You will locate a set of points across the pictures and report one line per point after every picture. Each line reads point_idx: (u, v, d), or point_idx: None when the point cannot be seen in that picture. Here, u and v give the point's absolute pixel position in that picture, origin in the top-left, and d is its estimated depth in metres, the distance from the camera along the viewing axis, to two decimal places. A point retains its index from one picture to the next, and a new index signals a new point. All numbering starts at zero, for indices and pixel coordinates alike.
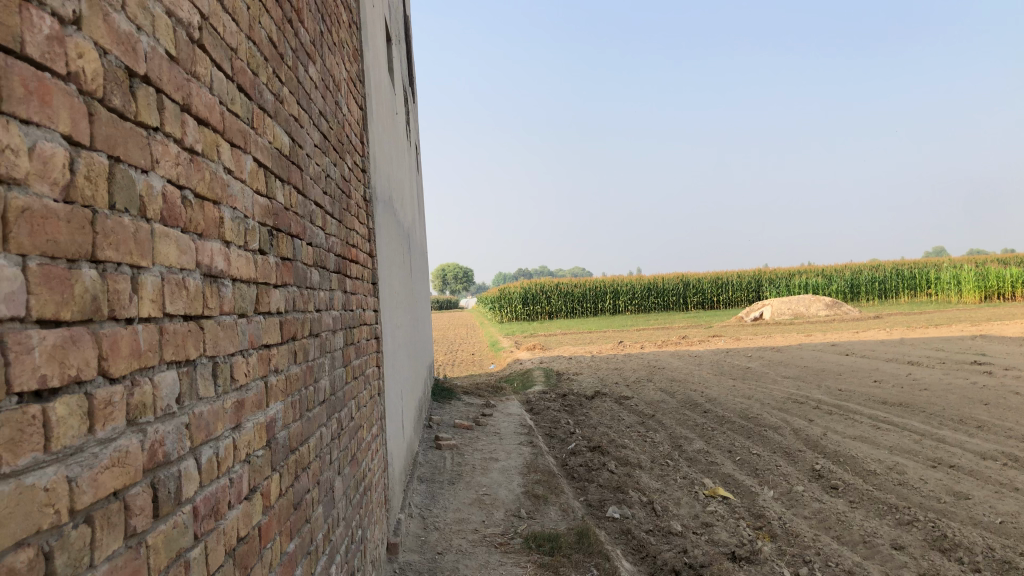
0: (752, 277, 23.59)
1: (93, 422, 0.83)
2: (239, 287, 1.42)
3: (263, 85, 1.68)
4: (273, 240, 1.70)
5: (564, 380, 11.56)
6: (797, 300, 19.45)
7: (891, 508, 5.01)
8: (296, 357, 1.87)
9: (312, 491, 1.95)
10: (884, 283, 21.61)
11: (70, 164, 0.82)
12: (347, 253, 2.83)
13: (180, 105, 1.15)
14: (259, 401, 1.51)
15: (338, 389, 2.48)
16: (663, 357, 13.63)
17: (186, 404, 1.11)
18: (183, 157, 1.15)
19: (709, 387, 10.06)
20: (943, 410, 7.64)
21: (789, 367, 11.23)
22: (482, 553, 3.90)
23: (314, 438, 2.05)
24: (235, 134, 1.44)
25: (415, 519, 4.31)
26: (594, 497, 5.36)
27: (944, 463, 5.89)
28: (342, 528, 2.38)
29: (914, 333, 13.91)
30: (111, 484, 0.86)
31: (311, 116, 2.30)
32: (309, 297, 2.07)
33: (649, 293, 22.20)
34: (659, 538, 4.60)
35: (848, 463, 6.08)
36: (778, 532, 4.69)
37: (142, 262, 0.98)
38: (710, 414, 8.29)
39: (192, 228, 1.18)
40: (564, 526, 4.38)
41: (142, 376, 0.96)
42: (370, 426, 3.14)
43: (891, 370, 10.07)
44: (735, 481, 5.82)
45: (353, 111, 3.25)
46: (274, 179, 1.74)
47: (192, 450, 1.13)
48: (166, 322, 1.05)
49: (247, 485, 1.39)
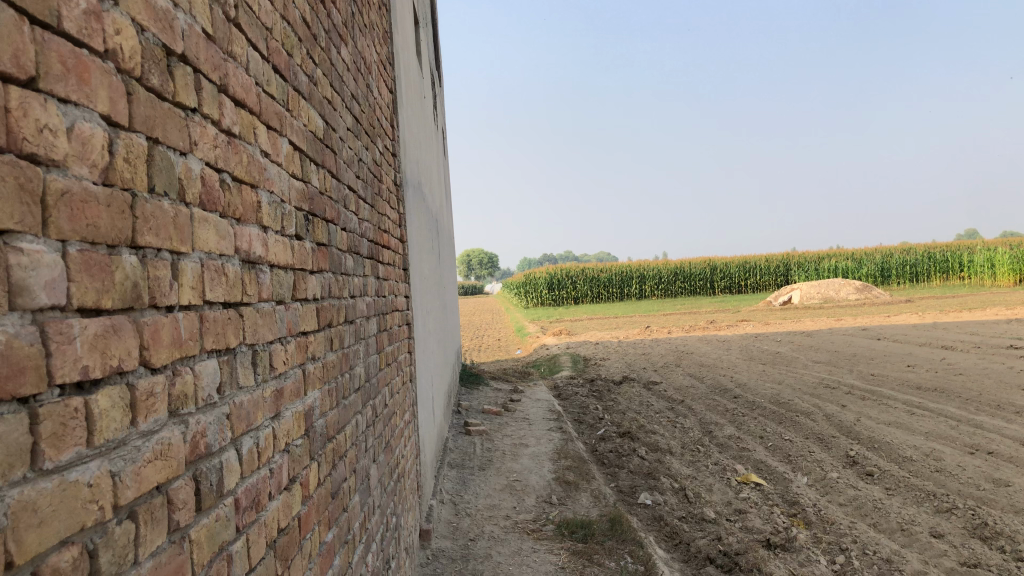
0: (780, 261, 23.33)
1: (135, 413, 0.80)
2: (277, 273, 1.39)
3: (297, 67, 1.65)
4: (309, 225, 1.67)
5: (592, 365, 11.51)
6: (827, 284, 19.21)
7: (929, 496, 4.92)
8: (332, 344, 1.84)
9: (349, 479, 1.93)
10: (915, 266, 21.27)
11: (110, 146, 0.78)
12: (380, 238, 2.79)
13: (217, 86, 1.12)
14: (298, 389, 1.48)
15: (372, 376, 2.46)
16: (690, 341, 13.52)
17: (227, 394, 1.08)
18: (221, 140, 1.12)
19: (738, 372, 9.96)
20: (979, 395, 7.50)
21: (819, 352, 11.09)
22: (515, 539, 3.88)
23: (351, 426, 2.02)
24: (271, 116, 1.41)
25: (447, 505, 4.30)
26: (625, 483, 5.32)
27: (982, 450, 5.77)
28: (377, 516, 2.35)
29: (947, 317, 13.67)
30: (155, 478, 0.83)
31: (343, 99, 2.26)
32: (343, 283, 2.04)
33: (675, 278, 22.04)
34: (692, 524, 4.55)
35: (883, 449, 5.98)
36: (813, 519, 4.62)
37: (182, 248, 0.95)
38: (741, 400, 8.20)
39: (231, 213, 1.15)
40: (596, 512, 4.34)
41: (184, 366, 0.93)
42: (403, 413, 3.12)
43: (925, 355, 9.90)
44: (767, 467, 5.75)
45: (384, 94, 3.21)
46: (309, 163, 1.71)
47: (233, 441, 1.10)
48: (206, 310, 1.02)
49: (287, 475, 1.37)
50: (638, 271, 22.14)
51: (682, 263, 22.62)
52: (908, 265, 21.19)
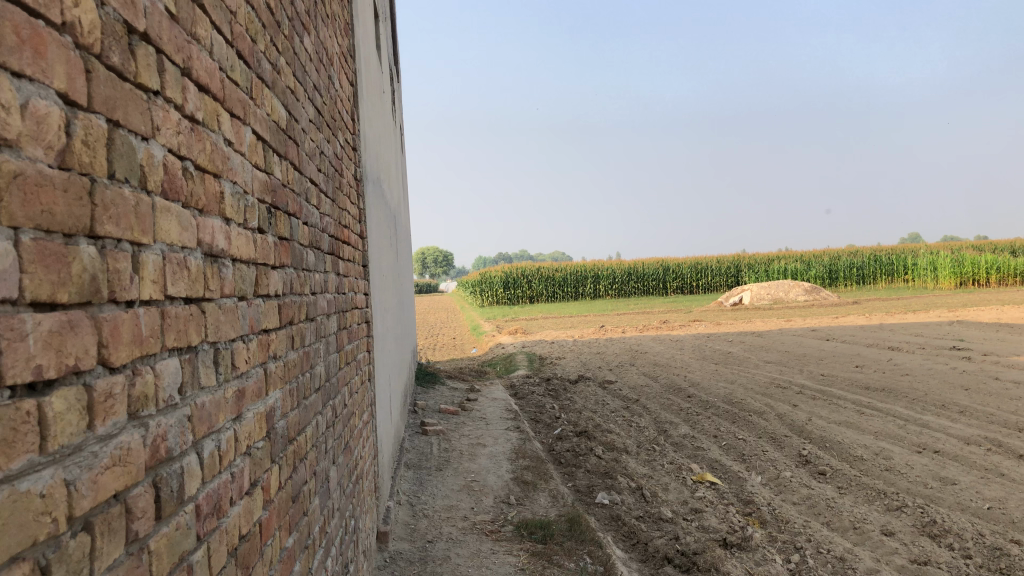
0: (732, 262, 23.64)
1: (92, 417, 0.74)
2: (239, 268, 1.33)
3: (260, 54, 1.58)
4: (272, 218, 1.60)
5: (547, 365, 11.51)
6: (777, 285, 19.52)
7: (880, 494, 4.99)
8: (294, 342, 1.78)
9: (309, 482, 1.87)
10: (862, 269, 21.71)
11: (67, 127, 0.72)
12: (340, 234, 2.72)
13: (180, 69, 1.06)
14: (259, 389, 1.42)
15: (332, 376, 2.39)
16: (644, 341, 13.61)
17: (188, 395, 1.02)
18: (184, 125, 1.06)
19: (691, 371, 10.05)
20: (925, 395, 7.66)
21: (770, 352, 11.24)
22: (473, 541, 3.84)
23: (311, 427, 1.96)
24: (235, 104, 1.35)
25: (404, 507, 4.24)
26: (582, 482, 5.31)
27: (929, 449, 5.89)
28: (337, 519, 2.29)
29: (893, 319, 13.96)
30: (113, 486, 0.77)
31: (306, 90, 2.20)
32: (305, 279, 1.98)
33: (629, 278, 22.20)
34: (649, 524, 4.55)
35: (834, 448, 6.07)
36: (768, 518, 4.67)
37: (143, 240, 0.89)
38: (694, 399, 8.27)
39: (194, 203, 1.09)
40: (554, 513, 4.32)
41: (144, 365, 0.87)
42: (361, 413, 3.05)
43: (872, 355, 10.10)
44: (722, 466, 5.80)
45: (345, 88, 3.14)
46: (272, 154, 1.64)
47: (194, 444, 1.04)
48: (167, 305, 0.96)
49: (248, 480, 1.30)
50: (593, 271, 22.24)
51: (636, 263, 22.79)
52: (855, 267, 21.62)
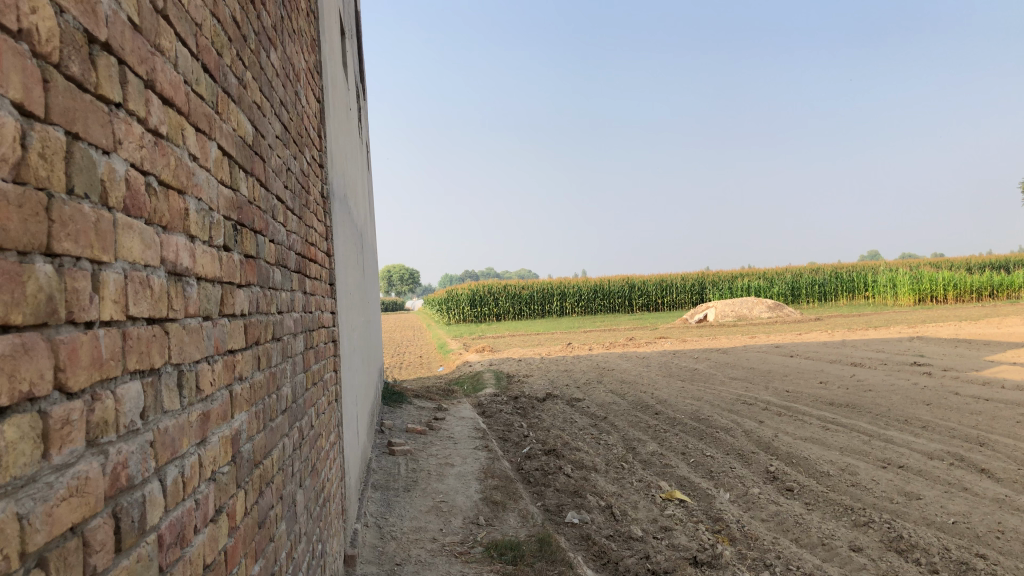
0: (696, 279, 23.86)
1: (48, 445, 0.70)
2: (204, 287, 1.28)
3: (226, 68, 1.54)
4: (237, 235, 1.56)
5: (515, 382, 11.48)
6: (741, 302, 19.72)
7: (847, 510, 5.02)
8: (260, 363, 1.73)
9: (276, 507, 1.82)
10: (823, 286, 22.02)
11: (23, 139, 0.69)
12: (307, 251, 2.68)
13: (144, 81, 1.02)
14: (224, 412, 1.37)
15: (299, 397, 2.34)
16: (611, 358, 13.65)
17: (151, 419, 0.98)
18: (148, 139, 1.02)
19: (659, 388, 10.08)
20: (888, 410, 7.77)
21: (735, 368, 11.32)
22: (443, 563, 3.78)
23: (277, 450, 1.91)
24: (200, 118, 1.31)
25: (371, 529, 4.17)
26: (552, 501, 5.28)
27: (893, 464, 5.96)
28: (304, 543, 2.24)
29: (855, 335, 14.17)
30: (70, 518, 0.73)
31: (272, 105, 2.16)
32: (271, 298, 1.93)
33: (596, 295, 22.28)
34: (620, 543, 4.53)
35: (801, 464, 6.11)
36: (737, 535, 4.67)
37: (104, 258, 0.85)
38: (662, 416, 8.29)
39: (157, 219, 1.05)
40: (525, 533, 4.28)
41: (104, 390, 0.83)
42: (329, 434, 3.00)
43: (836, 371, 10.22)
44: (691, 483, 5.80)
45: (311, 104, 3.10)
46: (238, 170, 1.60)
47: (157, 471, 0.99)
48: (130, 326, 0.92)
49: (212, 506, 1.25)
50: (559, 289, 22.29)
51: (603, 281, 22.89)
52: (816, 284, 21.91)
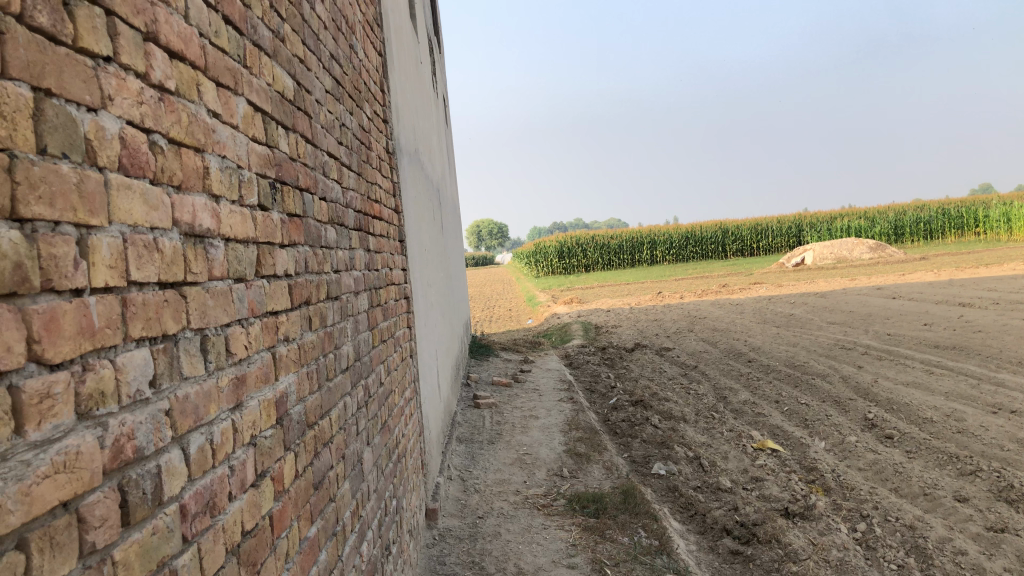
0: (792, 222, 23.03)
1: (21, 421, 0.66)
2: (234, 248, 1.25)
3: (256, 20, 1.49)
4: (276, 193, 1.52)
5: (603, 333, 11.38)
6: (839, 243, 18.93)
7: (951, 458, 4.77)
8: (311, 323, 1.70)
9: (336, 467, 1.80)
10: (929, 223, 20.92)
11: None
12: (370, 209, 2.65)
13: (142, 34, 0.97)
14: (265, 375, 1.34)
15: (364, 355, 2.32)
16: (703, 306, 13.37)
17: (164, 387, 0.94)
18: (149, 95, 0.97)
19: (752, 335, 9.82)
20: (1000, 352, 7.33)
21: (834, 312, 10.90)
22: (525, 516, 3.76)
23: (337, 409, 1.89)
24: (222, 72, 1.26)
25: (455, 482, 4.19)
26: (638, 453, 5.21)
27: (1004, 409, 5.62)
28: (374, 501, 2.23)
29: (964, 274, 13.41)
30: (56, 496, 0.70)
31: (320, 59, 2.11)
32: (324, 256, 1.90)
33: (686, 242, 21.83)
34: (707, 495, 4.42)
35: (902, 411, 5.83)
36: (832, 485, 4.50)
37: (94, 221, 0.81)
38: (755, 364, 8.07)
39: (167, 179, 1.01)
40: (609, 485, 4.22)
41: (100, 359, 0.80)
42: (403, 391, 3.01)
43: (943, 313, 9.70)
44: (784, 432, 5.61)
45: (371, 56, 3.05)
46: (275, 126, 1.56)
47: (177, 439, 0.96)
48: (132, 292, 0.88)
49: (253, 471, 1.23)
50: (648, 237, 21.91)
51: (694, 227, 22.37)
52: (922, 221, 20.82)
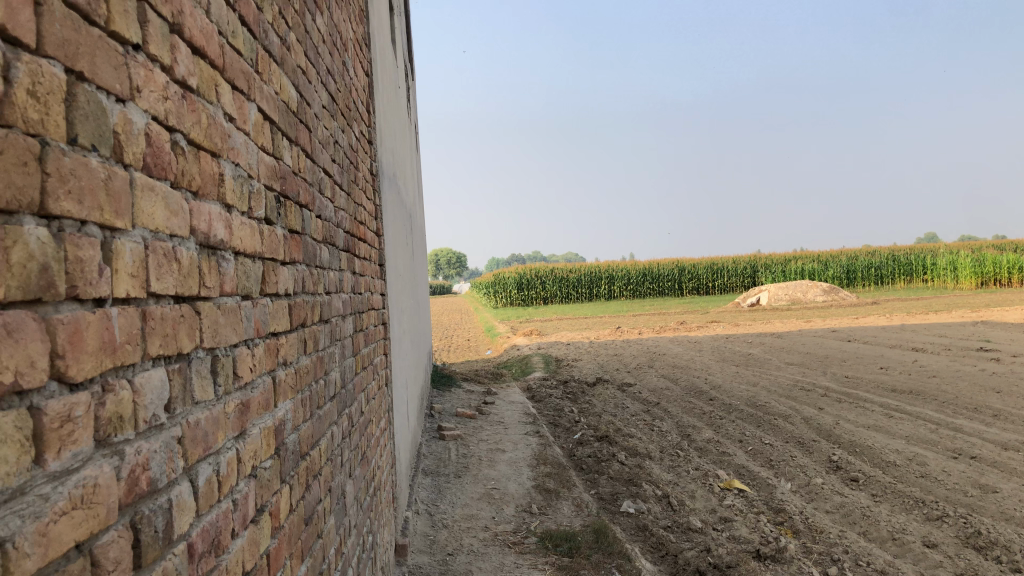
0: (749, 262, 23.34)
1: (41, 448, 0.57)
2: (243, 263, 1.16)
3: (267, 24, 1.42)
4: (281, 207, 1.43)
5: (564, 367, 11.32)
6: (795, 285, 19.21)
7: (918, 503, 4.77)
8: (306, 347, 1.61)
9: (323, 501, 1.70)
10: (880, 269, 21.37)
11: (5, 71, 0.56)
12: (357, 230, 2.57)
13: (169, 25, 0.89)
14: (266, 401, 1.25)
15: (348, 382, 2.22)
16: (662, 342, 13.40)
17: (178, 412, 0.85)
18: (173, 91, 0.89)
19: (712, 373, 9.84)
20: (955, 398, 7.42)
21: (791, 353, 10.99)
22: (496, 554, 3.66)
23: (326, 439, 1.79)
24: (237, 76, 1.18)
25: (423, 517, 4.07)
26: (606, 490, 5.13)
27: (965, 454, 5.66)
28: (354, 536, 2.12)
29: (915, 319, 13.66)
30: (72, 536, 0.60)
31: (318, 73, 2.03)
32: (318, 277, 1.81)
33: (645, 278, 21.96)
34: (678, 535, 4.36)
35: (865, 454, 5.84)
36: (801, 527, 4.47)
37: (118, 224, 0.72)
38: (717, 402, 8.07)
39: (186, 183, 0.92)
40: (579, 523, 4.14)
41: (119, 379, 0.71)
42: (380, 420, 2.90)
43: (897, 357, 9.84)
44: (750, 472, 5.58)
45: (360, 76, 2.97)
46: (281, 137, 1.48)
47: (186, 471, 0.87)
48: (151, 305, 0.79)
49: (253, 506, 1.13)
50: (607, 272, 22.00)
51: (652, 264, 22.54)
52: (873, 266, 21.26)
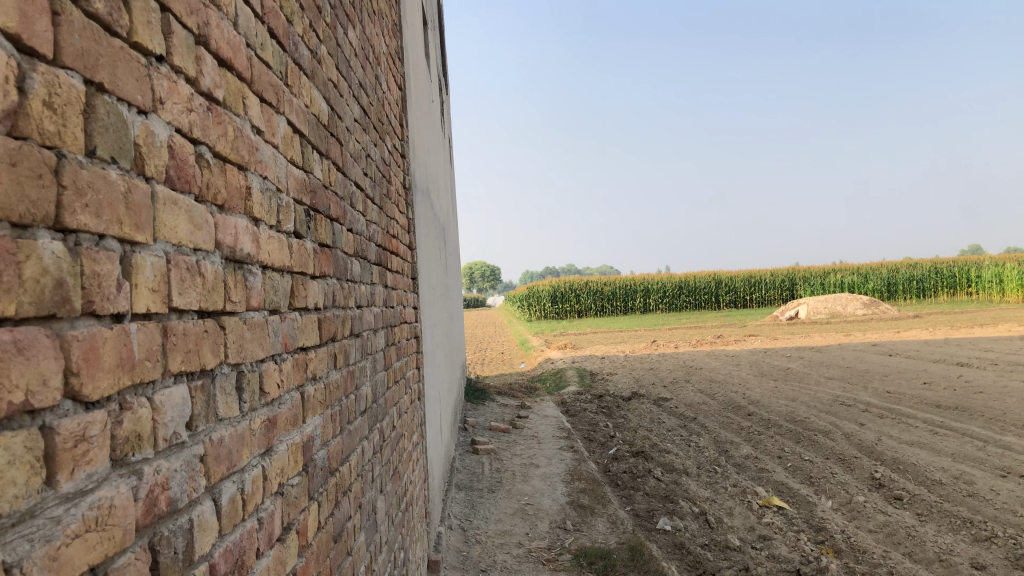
0: (787, 275, 23.03)
1: (53, 469, 0.55)
2: (270, 277, 1.14)
3: (298, 37, 1.41)
4: (310, 221, 1.42)
5: (599, 381, 11.23)
6: (834, 298, 18.90)
7: (965, 523, 4.63)
8: (336, 361, 1.59)
9: (353, 517, 1.67)
10: (923, 282, 20.95)
11: (20, 82, 0.54)
12: (389, 244, 2.56)
13: (195, 36, 0.88)
14: (294, 417, 1.23)
15: (379, 396, 2.20)
16: (699, 356, 13.24)
17: (200, 430, 0.83)
18: (198, 103, 0.88)
19: (751, 388, 9.69)
20: (1003, 414, 7.21)
21: (831, 367, 10.78)
22: (530, 571, 3.62)
23: (356, 455, 1.77)
24: (266, 89, 1.18)
25: (455, 532, 4.04)
26: (642, 506, 5.05)
27: (1014, 473, 5.49)
28: (384, 553, 2.10)
29: (960, 333, 13.35)
30: (86, 560, 0.58)
31: (350, 86, 2.03)
32: (349, 291, 1.79)
33: (681, 291, 21.77)
34: (716, 553, 4.27)
35: (909, 471, 5.69)
36: (843, 547, 4.35)
37: (138, 238, 0.71)
38: (756, 417, 7.93)
39: (211, 197, 0.91)
40: (614, 540, 4.08)
41: (138, 397, 0.69)
42: (412, 434, 2.89)
43: (941, 372, 9.59)
44: (789, 489, 5.47)
45: (393, 89, 2.98)
46: (311, 151, 1.47)
47: (209, 489, 0.85)
48: (173, 320, 0.78)
49: (280, 524, 1.11)
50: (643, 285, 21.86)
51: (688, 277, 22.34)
52: (915, 279, 20.85)
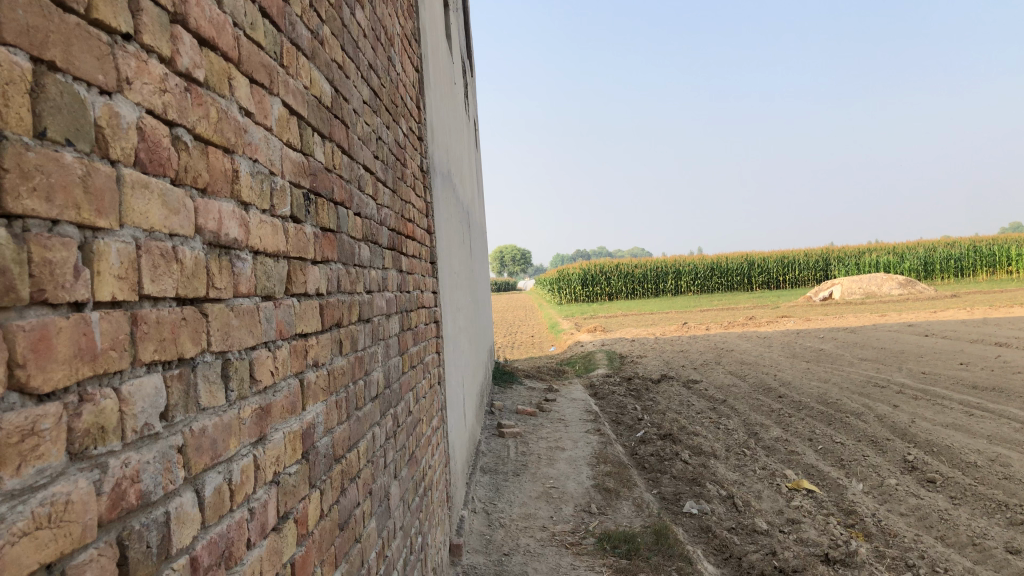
0: (821, 255, 22.68)
1: None
2: (263, 262, 1.12)
3: (295, 18, 1.38)
4: (309, 205, 1.39)
5: (628, 363, 11.16)
6: (869, 278, 18.59)
7: (999, 507, 4.52)
8: (341, 347, 1.57)
9: (362, 504, 1.66)
10: (961, 260, 20.51)
11: None
12: (403, 227, 2.53)
13: (170, 14, 0.85)
14: (291, 405, 1.21)
15: (393, 381, 2.18)
16: (730, 338, 13.11)
17: (178, 420, 0.81)
18: (174, 83, 0.85)
19: (782, 369, 9.56)
20: None
21: (865, 348, 10.60)
22: (553, 554, 3.60)
23: (366, 441, 1.76)
24: (257, 69, 1.15)
25: (479, 515, 4.03)
26: (668, 489, 5.01)
27: None
28: (399, 538, 2.08)
29: (999, 312, 13.05)
30: (36, 558, 0.56)
31: (359, 68, 2.00)
32: (356, 276, 1.77)
33: (712, 273, 21.55)
34: (743, 537, 4.22)
35: (943, 454, 5.58)
36: (873, 531, 4.27)
37: (101, 223, 0.69)
38: (787, 399, 7.82)
39: (190, 180, 0.89)
40: (640, 523, 4.04)
41: (102, 388, 0.67)
42: (431, 419, 2.87)
43: (979, 352, 9.39)
44: (819, 472, 5.39)
45: (409, 71, 2.95)
46: (311, 133, 1.44)
47: (190, 481, 0.83)
48: (144, 308, 0.75)
49: (275, 513, 1.09)
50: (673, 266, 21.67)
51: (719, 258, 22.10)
52: (953, 258, 20.42)
